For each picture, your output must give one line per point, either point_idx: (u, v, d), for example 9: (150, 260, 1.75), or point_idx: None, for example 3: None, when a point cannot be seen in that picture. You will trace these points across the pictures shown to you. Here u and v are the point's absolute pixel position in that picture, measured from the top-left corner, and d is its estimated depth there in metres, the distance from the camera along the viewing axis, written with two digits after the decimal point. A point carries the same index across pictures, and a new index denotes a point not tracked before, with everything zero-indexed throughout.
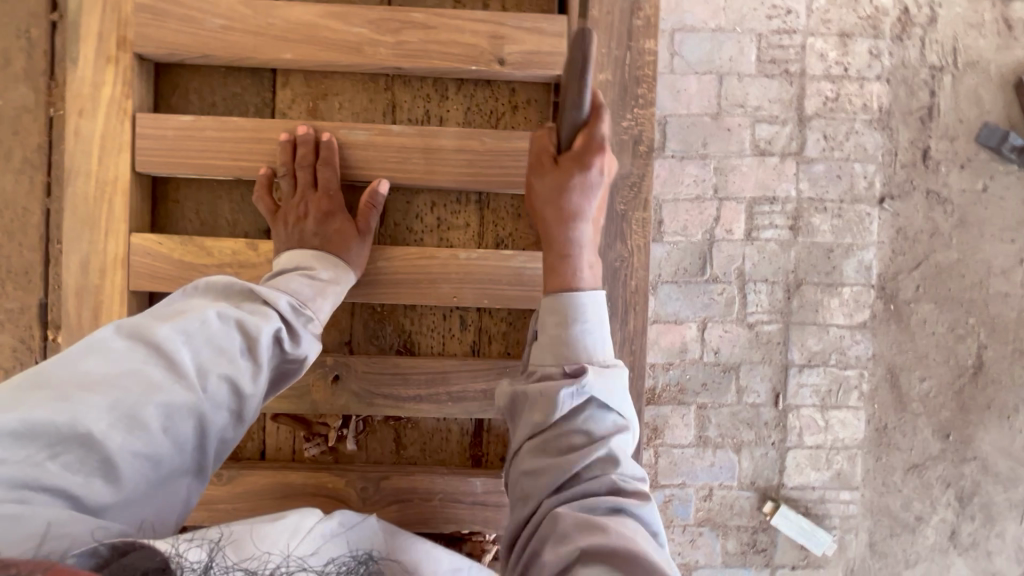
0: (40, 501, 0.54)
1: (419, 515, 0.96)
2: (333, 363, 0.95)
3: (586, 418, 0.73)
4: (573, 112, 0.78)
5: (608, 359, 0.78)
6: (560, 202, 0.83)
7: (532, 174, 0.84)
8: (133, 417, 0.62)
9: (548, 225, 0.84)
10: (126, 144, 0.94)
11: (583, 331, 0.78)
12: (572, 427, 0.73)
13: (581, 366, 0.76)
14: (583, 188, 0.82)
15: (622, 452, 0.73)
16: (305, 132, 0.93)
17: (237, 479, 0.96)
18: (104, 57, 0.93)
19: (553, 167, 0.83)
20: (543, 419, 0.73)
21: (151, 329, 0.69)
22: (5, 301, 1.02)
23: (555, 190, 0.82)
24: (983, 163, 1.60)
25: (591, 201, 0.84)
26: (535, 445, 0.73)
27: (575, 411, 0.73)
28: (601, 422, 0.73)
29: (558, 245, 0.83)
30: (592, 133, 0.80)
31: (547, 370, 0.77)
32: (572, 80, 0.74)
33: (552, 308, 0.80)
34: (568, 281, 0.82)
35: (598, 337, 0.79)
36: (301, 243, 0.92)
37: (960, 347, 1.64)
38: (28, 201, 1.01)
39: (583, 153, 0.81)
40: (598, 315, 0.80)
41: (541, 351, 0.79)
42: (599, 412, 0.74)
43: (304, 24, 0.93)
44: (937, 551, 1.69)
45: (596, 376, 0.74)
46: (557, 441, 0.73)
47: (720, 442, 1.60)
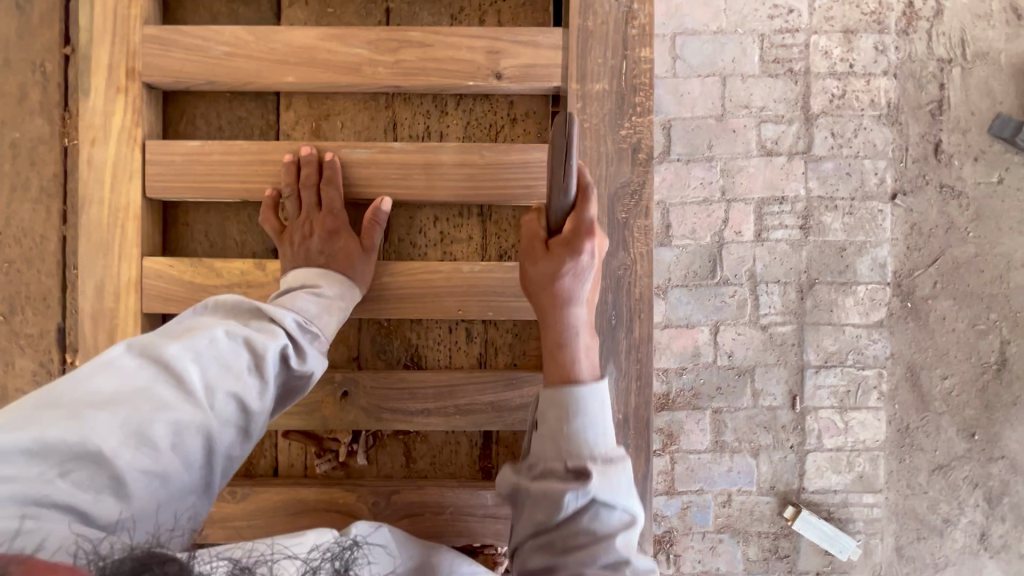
0: (52, 517, 0.55)
1: (430, 529, 0.96)
2: (341, 380, 0.96)
3: (594, 517, 0.63)
4: (560, 196, 0.75)
5: (611, 453, 0.67)
6: (553, 287, 0.79)
7: (523, 259, 0.81)
8: (141, 434, 0.63)
9: (542, 311, 0.80)
10: (136, 170, 0.96)
11: (585, 427, 0.68)
12: (577, 529, 0.63)
13: (585, 465, 0.65)
14: (575, 272, 0.78)
15: (631, 548, 0.64)
16: (308, 153, 0.94)
17: (251, 496, 0.97)
18: (114, 87, 0.96)
19: (545, 252, 0.79)
20: (549, 520, 0.64)
21: (161, 347, 0.71)
22: (25, 326, 1.05)
23: (546, 275, 0.79)
24: (997, 155, 1.57)
25: (583, 284, 0.80)
26: (541, 541, 0.65)
27: (579, 512, 0.64)
28: (609, 520, 0.64)
29: (551, 330, 0.78)
30: (580, 217, 0.77)
31: (549, 466, 0.67)
32: (557, 163, 0.72)
33: (551, 400, 0.70)
34: (566, 369, 0.74)
35: (600, 428, 0.68)
36: (306, 262, 0.93)
37: (982, 343, 1.60)
38: (46, 229, 1.05)
39: (573, 238, 0.77)
40: (599, 404, 0.70)
41: (542, 445, 0.68)
42: (607, 510, 0.64)
43: (304, 47, 0.95)
44: (967, 554, 1.64)
45: (603, 479, 0.64)
46: (561, 540, 0.64)
47: (737, 447, 1.58)
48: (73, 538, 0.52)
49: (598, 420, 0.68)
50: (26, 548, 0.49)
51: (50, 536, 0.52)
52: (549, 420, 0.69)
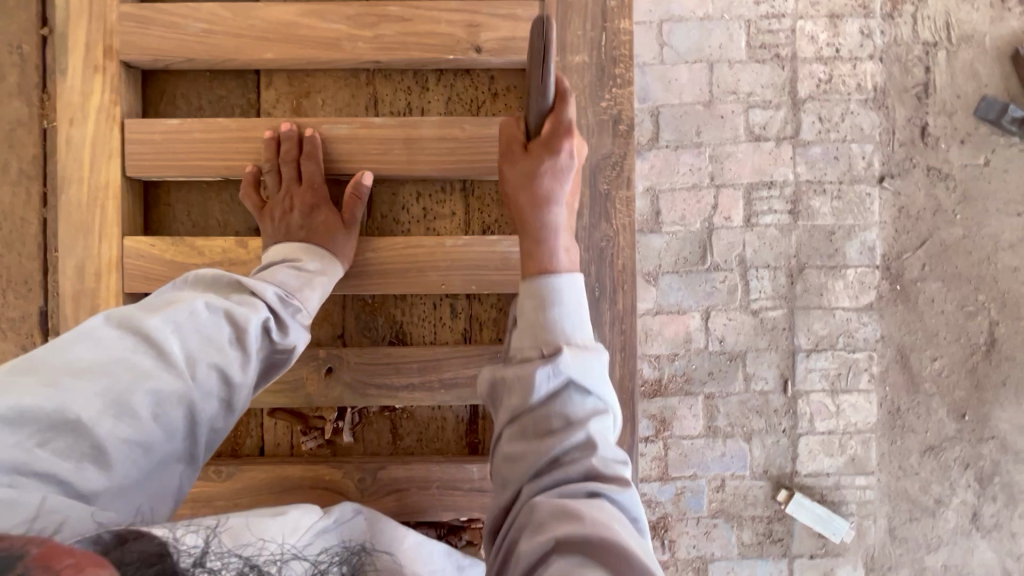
0: (36, 487, 0.55)
1: (417, 504, 0.96)
2: (326, 355, 0.96)
3: (565, 401, 0.69)
4: (539, 100, 0.78)
5: (584, 341, 0.73)
6: (531, 187, 0.84)
7: (503, 161, 0.86)
8: (121, 403, 0.63)
9: (521, 209, 0.85)
10: (115, 150, 0.96)
11: (560, 314, 0.74)
12: (550, 412, 0.68)
13: (557, 348, 0.71)
14: (554, 170, 0.83)
15: (602, 435, 0.69)
16: (288, 128, 0.94)
17: (237, 475, 0.97)
18: (91, 66, 0.96)
19: (523, 153, 0.85)
20: (522, 404, 0.69)
21: (140, 319, 0.70)
22: (8, 310, 1.04)
23: (526, 176, 0.84)
24: (983, 138, 1.58)
25: (562, 185, 0.84)
26: (515, 428, 0.70)
27: (552, 396, 0.69)
28: (579, 406, 0.69)
29: (530, 229, 0.83)
30: (559, 118, 0.82)
31: (525, 354, 0.73)
32: (535, 74, 0.73)
33: (529, 291, 0.77)
34: (543, 266, 0.80)
35: (575, 319, 0.74)
36: (287, 236, 0.93)
37: (971, 324, 1.61)
38: (26, 212, 1.04)
39: (552, 138, 0.83)
40: (575, 299, 0.76)
41: (521, 335, 0.75)
42: (579, 394, 0.69)
43: (283, 23, 0.95)
44: (960, 534, 1.65)
45: (572, 359, 0.70)
46: (536, 424, 0.69)
47: (730, 432, 1.59)
48: (82, 518, 0.54)
49: (572, 313, 0.75)
50: (43, 525, 0.51)
51: (62, 514, 0.54)
52: (528, 313, 0.76)
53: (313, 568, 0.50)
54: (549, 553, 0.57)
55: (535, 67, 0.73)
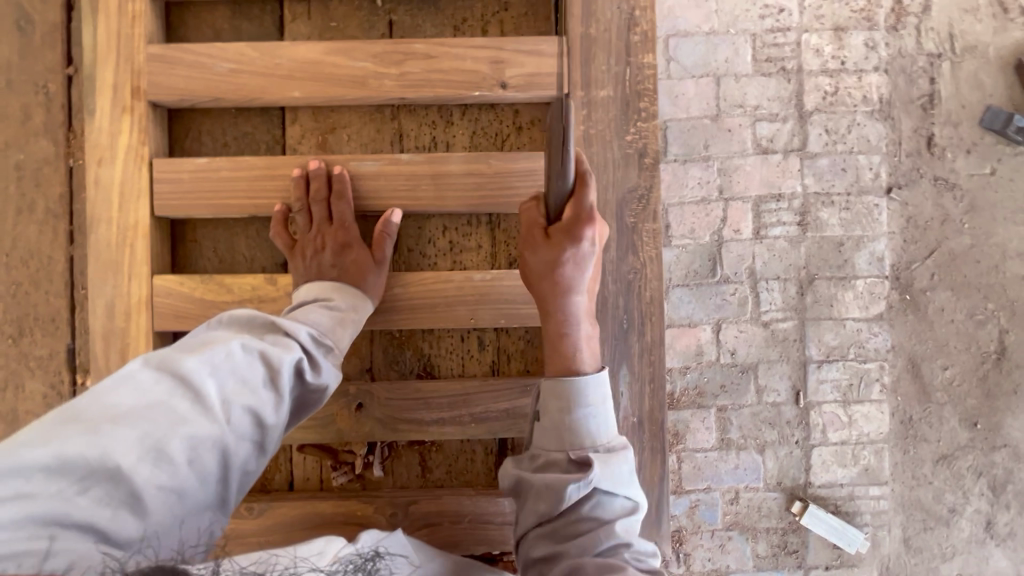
0: (69, 536, 0.56)
1: (449, 538, 0.96)
2: (356, 392, 0.97)
3: (595, 504, 0.67)
4: (558, 182, 0.76)
5: (612, 441, 0.71)
6: (553, 276, 0.81)
7: (524, 246, 0.82)
8: (158, 450, 0.62)
9: (544, 297, 0.83)
10: (144, 190, 0.96)
11: (585, 417, 0.72)
12: (579, 517, 0.67)
13: (586, 454, 0.70)
14: (575, 260, 0.81)
15: (633, 533, 0.67)
16: (317, 166, 0.95)
17: (269, 511, 0.97)
18: (119, 106, 0.96)
19: (545, 239, 0.81)
20: (550, 509, 0.67)
21: (178, 361, 0.69)
22: (34, 348, 1.04)
23: (548, 264, 0.81)
24: (989, 147, 1.59)
25: (584, 272, 0.82)
26: (545, 530, 0.68)
27: (580, 501, 0.67)
28: (610, 507, 0.67)
29: (554, 319, 0.81)
30: (580, 203, 0.78)
31: (550, 457, 0.71)
32: (556, 155, 0.73)
33: (552, 390, 0.74)
34: (568, 361, 0.79)
35: (601, 419, 0.72)
36: (319, 275, 0.94)
37: (981, 333, 1.62)
38: (53, 250, 1.04)
39: (573, 226, 0.79)
40: (601, 397, 0.73)
41: (545, 437, 0.73)
42: (608, 497, 0.68)
43: (309, 61, 0.95)
44: (974, 542, 1.65)
45: (603, 466, 0.68)
46: (565, 528, 0.67)
47: (743, 444, 1.59)
48: (93, 559, 0.53)
49: (601, 412, 0.72)
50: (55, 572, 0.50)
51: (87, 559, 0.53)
52: (552, 412, 0.73)
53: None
54: None
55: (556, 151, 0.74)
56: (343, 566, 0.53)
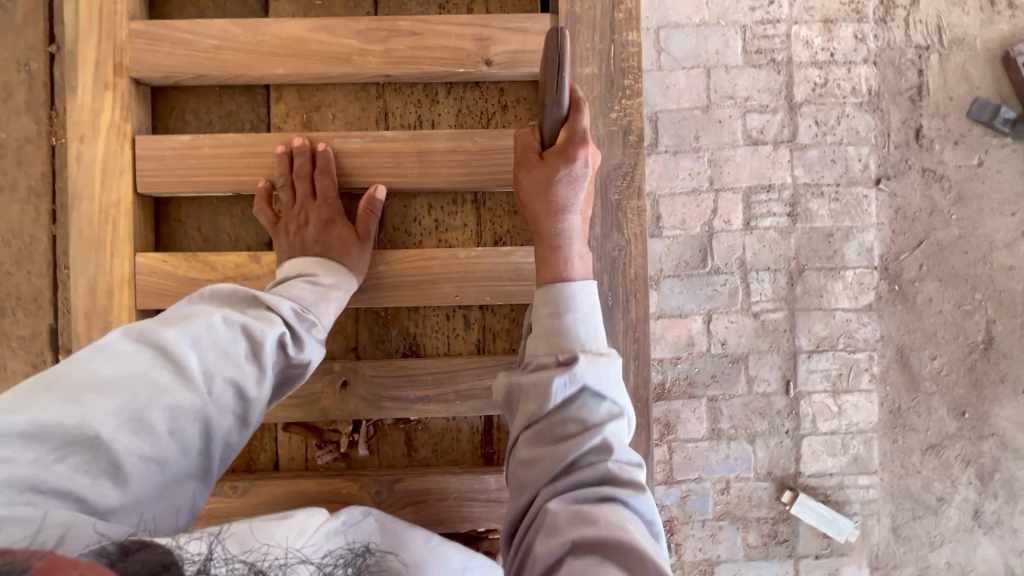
0: (49, 506, 0.53)
1: (435, 515, 0.96)
2: (340, 369, 0.96)
3: (581, 407, 0.70)
4: (554, 109, 0.77)
5: (600, 347, 0.74)
6: (546, 195, 0.83)
7: (517, 169, 0.85)
8: (138, 419, 0.61)
9: (536, 218, 0.85)
10: (127, 167, 0.96)
11: (574, 322, 0.75)
12: (566, 417, 0.70)
13: (574, 354, 0.72)
14: (569, 179, 0.82)
15: (618, 440, 0.69)
16: (301, 143, 0.95)
17: (253, 490, 0.96)
18: (101, 83, 0.96)
19: (538, 161, 0.83)
20: (540, 410, 0.70)
21: (158, 333, 0.68)
22: (17, 328, 1.03)
23: (542, 184, 0.83)
24: (977, 138, 1.60)
25: (577, 192, 0.84)
26: (533, 433, 0.71)
27: (568, 403, 0.70)
28: (596, 411, 0.70)
29: (547, 236, 0.83)
30: (572, 128, 0.81)
31: (540, 360, 0.74)
32: (549, 80, 0.73)
33: (543, 299, 0.78)
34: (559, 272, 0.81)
35: (590, 325, 0.76)
36: (302, 251, 0.93)
37: (968, 322, 1.63)
38: (35, 229, 1.03)
39: (567, 147, 0.81)
40: (589, 304, 0.77)
41: (536, 341, 0.76)
42: (595, 400, 0.70)
43: (293, 38, 0.95)
44: (962, 531, 1.66)
45: (589, 364, 0.71)
46: (552, 431, 0.70)
47: (734, 434, 1.59)
48: (80, 530, 0.51)
49: (588, 318, 0.76)
50: (45, 541, 0.48)
51: (71, 527, 0.51)
52: (541, 320, 0.77)
53: (320, 572, 0.50)
54: (568, 556, 0.59)
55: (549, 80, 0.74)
56: (334, 559, 0.54)
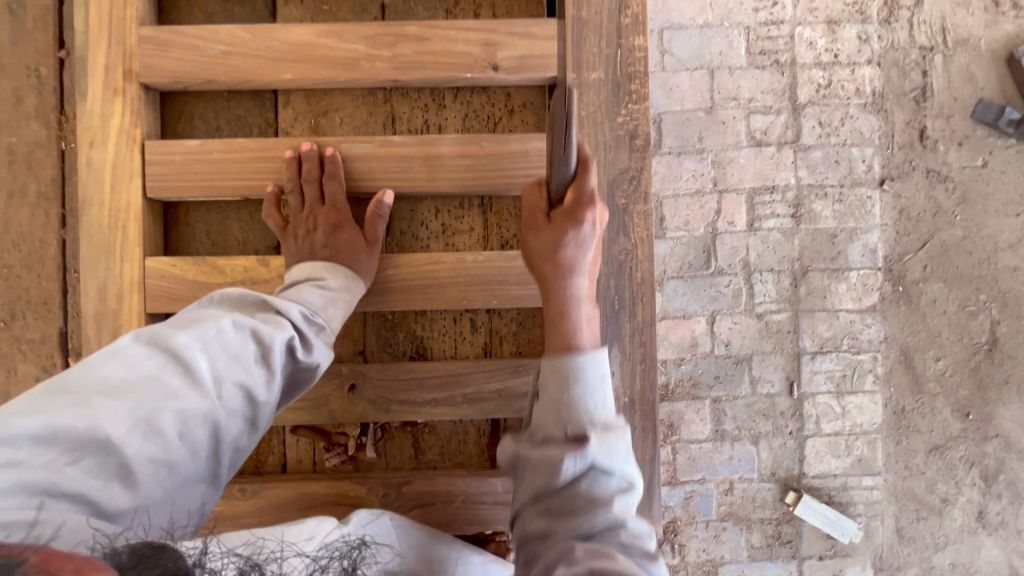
0: (58, 505, 0.53)
1: (442, 518, 0.97)
2: (348, 373, 0.97)
3: (592, 483, 0.62)
4: (561, 170, 0.75)
5: (610, 420, 0.65)
6: (554, 259, 0.80)
7: (526, 231, 0.81)
8: (149, 423, 0.62)
9: (545, 280, 0.80)
10: (136, 171, 0.96)
11: (585, 394, 0.66)
12: (578, 494, 0.62)
13: (583, 430, 0.64)
14: (577, 242, 0.79)
15: (630, 513, 0.63)
16: (309, 148, 0.96)
17: (261, 492, 0.97)
18: (111, 88, 0.96)
19: (547, 223, 0.80)
20: (547, 484, 0.63)
21: (169, 337, 0.69)
22: (27, 332, 1.04)
23: (550, 246, 0.79)
24: (981, 139, 1.60)
25: (586, 254, 0.80)
26: (541, 506, 0.64)
27: (579, 477, 0.63)
28: (607, 485, 0.63)
29: (554, 301, 0.79)
30: (581, 188, 0.76)
31: (547, 433, 0.66)
32: (557, 137, 0.71)
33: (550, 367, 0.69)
34: (568, 338, 0.74)
35: (600, 397, 0.66)
36: (310, 256, 0.94)
37: (972, 324, 1.63)
38: (44, 233, 1.04)
39: (575, 208, 0.77)
40: (600, 375, 0.68)
41: (543, 413, 0.67)
42: (607, 475, 0.63)
43: (301, 43, 0.96)
44: (966, 532, 1.66)
45: (599, 444, 0.63)
46: (560, 506, 0.63)
47: (737, 435, 1.60)
48: (87, 527, 0.51)
49: (597, 388, 0.67)
50: (40, 533, 0.47)
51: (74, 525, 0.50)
52: (550, 389, 0.68)
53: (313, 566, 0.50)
54: None
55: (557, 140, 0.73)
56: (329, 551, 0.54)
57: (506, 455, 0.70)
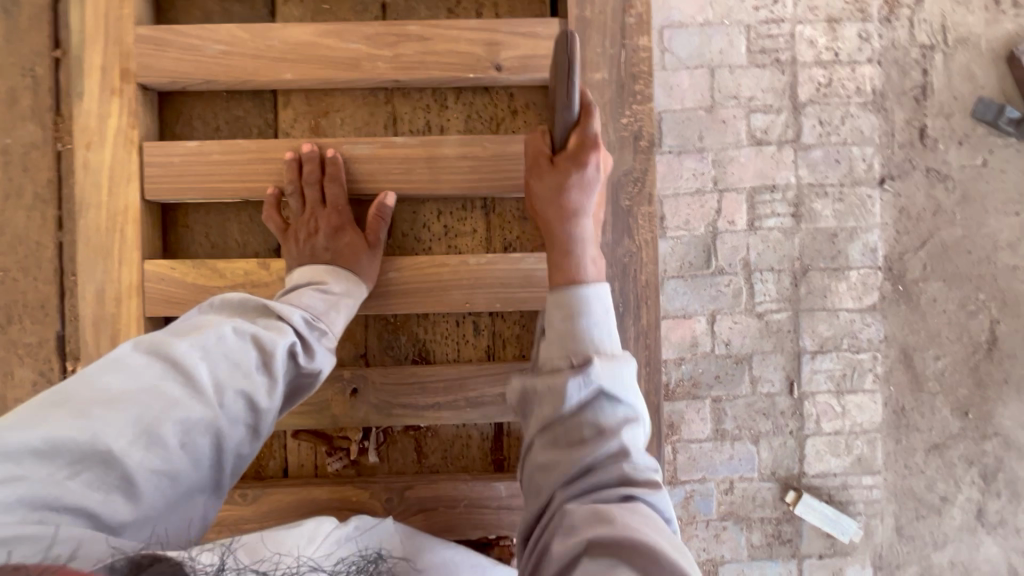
0: (61, 521, 0.53)
1: (445, 522, 0.96)
2: (351, 377, 0.96)
3: (596, 411, 0.64)
4: (564, 113, 0.77)
5: (614, 350, 0.67)
6: (559, 201, 0.82)
7: (529, 175, 0.84)
8: (150, 434, 0.61)
9: (549, 223, 0.82)
10: (134, 173, 0.95)
11: (588, 326, 0.69)
12: (581, 422, 0.64)
13: (587, 358, 0.66)
14: (582, 184, 0.82)
15: (634, 444, 0.64)
16: (310, 149, 0.94)
17: (263, 498, 0.96)
18: (108, 89, 0.95)
19: (550, 167, 0.82)
20: (552, 412, 0.64)
21: (169, 345, 0.68)
22: (23, 335, 1.03)
23: (554, 189, 0.82)
24: (981, 138, 1.60)
25: (589, 199, 0.83)
26: (546, 440, 0.66)
27: (582, 407, 0.64)
28: (610, 416, 0.64)
29: (559, 239, 0.81)
30: (583, 132, 0.80)
31: (552, 364, 0.67)
32: (561, 84, 0.72)
33: (556, 303, 0.71)
34: (573, 275, 0.76)
35: (605, 330, 0.69)
36: (312, 259, 0.92)
37: (972, 323, 1.63)
38: (41, 236, 1.03)
39: (578, 152, 0.81)
40: (602, 306, 0.71)
41: (549, 346, 0.69)
42: (609, 404, 0.65)
43: (302, 43, 0.94)
44: (965, 530, 1.66)
45: (605, 368, 0.65)
46: (565, 436, 0.65)
47: (737, 435, 1.59)
48: (93, 548, 0.52)
49: (604, 325, 0.69)
50: (57, 554, 0.50)
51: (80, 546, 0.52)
52: (554, 321, 0.70)
53: None
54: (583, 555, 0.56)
55: (560, 83, 0.74)
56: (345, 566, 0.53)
57: (515, 391, 0.70)
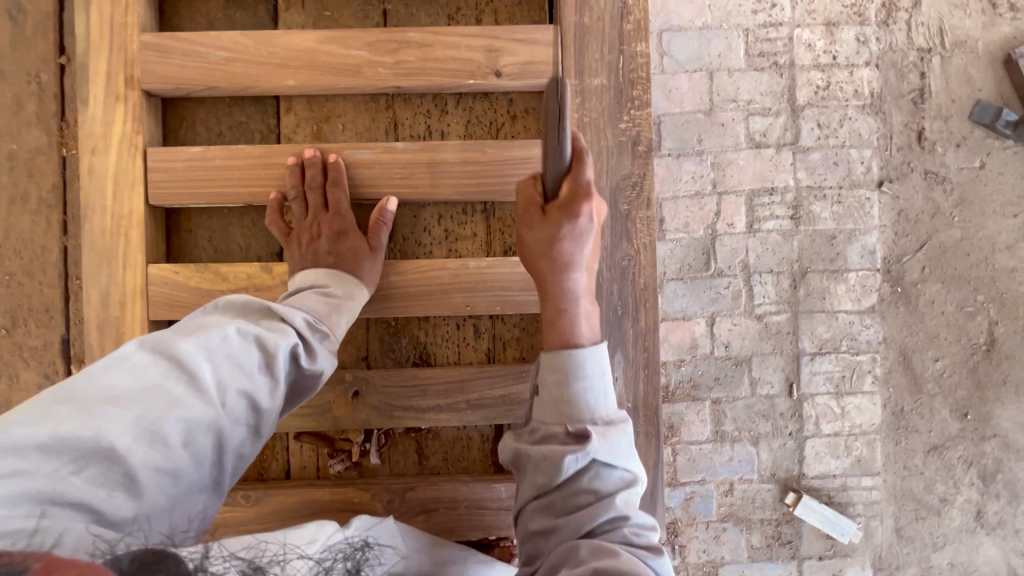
0: (63, 514, 0.53)
1: (446, 523, 0.97)
2: (352, 379, 0.97)
3: (594, 477, 0.67)
4: (556, 160, 0.75)
5: (611, 414, 0.71)
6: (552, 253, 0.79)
7: (520, 226, 0.80)
8: (154, 432, 0.62)
9: (543, 276, 0.80)
10: (138, 178, 0.96)
11: (585, 388, 0.71)
12: (578, 489, 0.67)
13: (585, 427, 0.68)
14: (575, 236, 0.78)
15: (631, 505, 0.68)
16: (312, 154, 0.96)
17: (265, 499, 0.97)
18: (112, 95, 0.96)
19: (542, 216, 0.79)
20: (548, 481, 0.67)
21: (173, 344, 0.69)
22: (28, 339, 1.04)
23: (545, 241, 0.79)
24: (979, 141, 1.61)
25: (582, 249, 0.80)
26: (542, 503, 0.68)
27: (579, 474, 0.67)
28: (608, 480, 0.67)
29: (553, 298, 0.79)
30: (576, 181, 0.76)
31: (550, 429, 0.70)
32: (552, 129, 0.72)
33: (550, 364, 0.73)
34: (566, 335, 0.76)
35: (600, 390, 0.72)
36: (314, 263, 0.93)
37: (971, 324, 1.64)
38: (46, 240, 1.04)
39: (570, 201, 0.77)
40: (600, 370, 0.72)
41: (544, 408, 0.72)
42: (607, 470, 0.67)
43: (304, 49, 0.96)
44: (965, 532, 1.67)
45: (602, 439, 0.67)
46: (562, 502, 0.67)
47: (737, 436, 1.60)
48: (87, 536, 0.51)
49: (597, 383, 0.72)
50: (42, 540, 0.48)
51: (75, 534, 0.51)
52: (549, 386, 0.72)
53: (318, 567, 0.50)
54: None
55: (551, 127, 0.72)
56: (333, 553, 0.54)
57: (508, 452, 0.73)
